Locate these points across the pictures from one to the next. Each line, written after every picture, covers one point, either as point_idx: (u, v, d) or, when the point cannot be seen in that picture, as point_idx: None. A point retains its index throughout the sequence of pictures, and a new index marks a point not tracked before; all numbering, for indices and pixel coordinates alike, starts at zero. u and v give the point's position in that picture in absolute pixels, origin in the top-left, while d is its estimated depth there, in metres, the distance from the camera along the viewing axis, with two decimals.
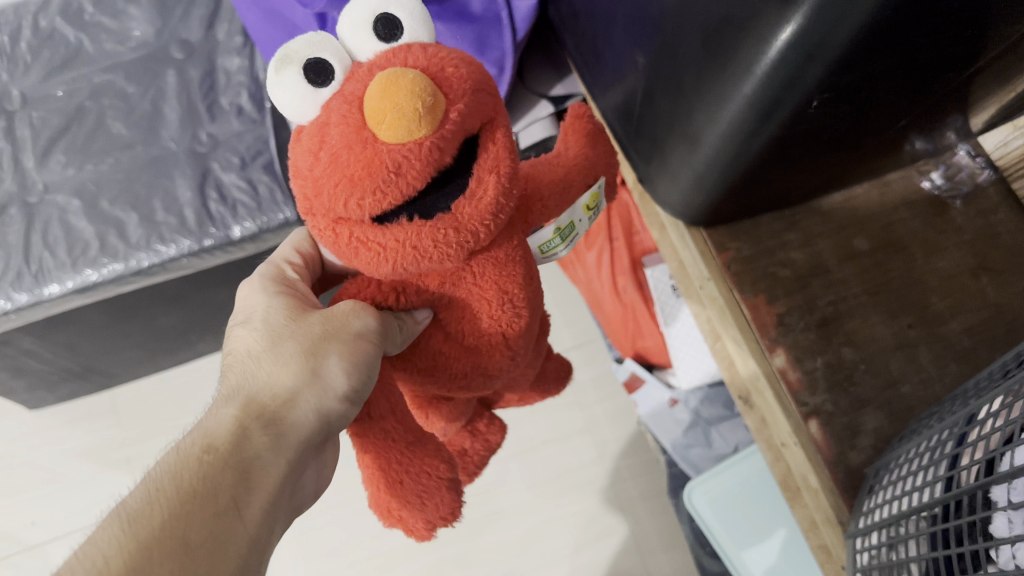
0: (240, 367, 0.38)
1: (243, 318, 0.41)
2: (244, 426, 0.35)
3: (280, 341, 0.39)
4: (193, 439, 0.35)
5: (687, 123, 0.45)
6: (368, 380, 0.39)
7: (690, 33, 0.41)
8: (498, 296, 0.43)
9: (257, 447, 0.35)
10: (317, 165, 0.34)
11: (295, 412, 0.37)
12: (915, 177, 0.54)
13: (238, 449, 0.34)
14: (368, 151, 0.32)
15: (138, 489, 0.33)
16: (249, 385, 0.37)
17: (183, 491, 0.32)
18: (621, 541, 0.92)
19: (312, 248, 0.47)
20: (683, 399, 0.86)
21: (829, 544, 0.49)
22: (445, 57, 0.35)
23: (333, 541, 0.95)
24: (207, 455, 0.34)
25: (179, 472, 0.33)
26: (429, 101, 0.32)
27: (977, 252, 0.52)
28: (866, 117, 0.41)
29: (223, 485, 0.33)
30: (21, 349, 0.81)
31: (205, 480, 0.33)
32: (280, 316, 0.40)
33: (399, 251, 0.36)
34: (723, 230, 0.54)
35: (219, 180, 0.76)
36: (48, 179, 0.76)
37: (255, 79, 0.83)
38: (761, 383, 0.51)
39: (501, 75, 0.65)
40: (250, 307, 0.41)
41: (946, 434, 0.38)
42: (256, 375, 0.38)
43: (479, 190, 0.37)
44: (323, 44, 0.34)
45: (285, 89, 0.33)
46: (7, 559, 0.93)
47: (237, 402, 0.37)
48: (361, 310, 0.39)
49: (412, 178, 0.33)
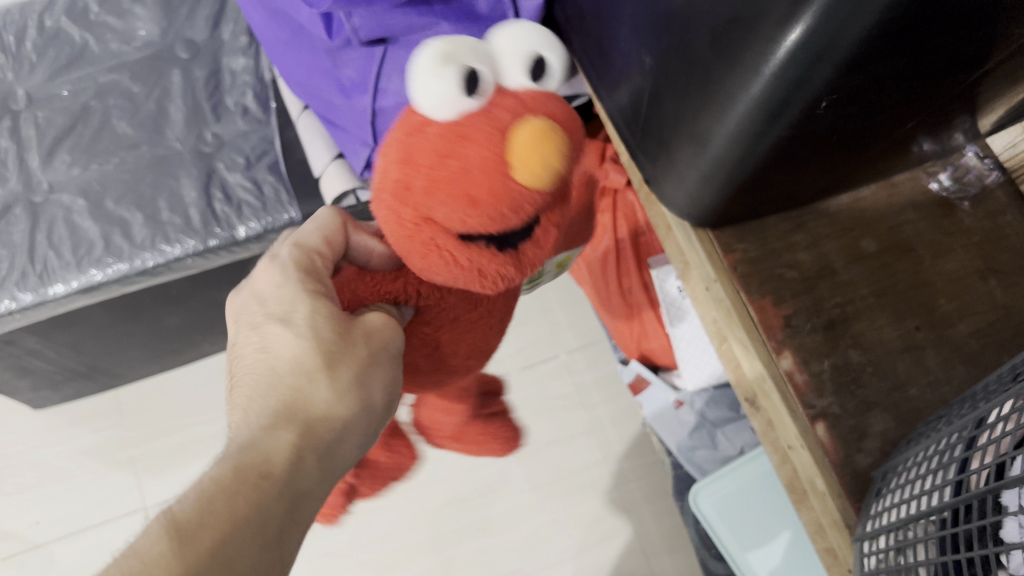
0: (288, 380, 0.36)
1: (281, 314, 0.37)
2: (299, 453, 0.35)
3: (335, 366, 0.36)
4: (245, 459, 0.33)
5: (693, 124, 0.45)
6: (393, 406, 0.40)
7: (697, 32, 0.41)
8: (489, 324, 0.48)
9: (308, 477, 0.35)
10: (439, 168, 0.35)
11: (342, 442, 0.37)
12: (923, 178, 0.54)
13: (293, 478, 0.34)
14: (500, 181, 0.35)
15: (190, 505, 0.31)
16: (298, 408, 0.36)
17: (244, 521, 0.31)
18: (625, 543, 0.93)
19: (341, 234, 0.43)
20: (688, 400, 0.86)
21: (836, 547, 0.48)
22: (573, 114, 0.39)
23: (338, 542, 0.95)
24: (264, 482, 0.33)
25: (240, 502, 0.32)
26: (562, 163, 0.36)
27: (985, 254, 0.51)
28: (874, 118, 0.41)
29: (274, 516, 0.32)
30: (26, 348, 0.81)
31: (258, 508, 0.32)
32: (328, 328, 0.37)
33: (462, 270, 0.38)
34: (730, 232, 0.54)
35: (225, 180, 0.76)
36: (53, 178, 0.76)
37: (261, 80, 0.83)
38: (768, 385, 0.51)
39: None
40: (285, 302, 0.37)
41: (956, 437, 0.38)
42: (310, 401, 0.36)
43: (543, 239, 0.41)
44: (473, 58, 0.37)
45: (436, 84, 0.35)
46: (10, 559, 0.93)
47: (292, 425, 0.35)
48: (395, 332, 0.39)
49: (518, 215, 0.36)
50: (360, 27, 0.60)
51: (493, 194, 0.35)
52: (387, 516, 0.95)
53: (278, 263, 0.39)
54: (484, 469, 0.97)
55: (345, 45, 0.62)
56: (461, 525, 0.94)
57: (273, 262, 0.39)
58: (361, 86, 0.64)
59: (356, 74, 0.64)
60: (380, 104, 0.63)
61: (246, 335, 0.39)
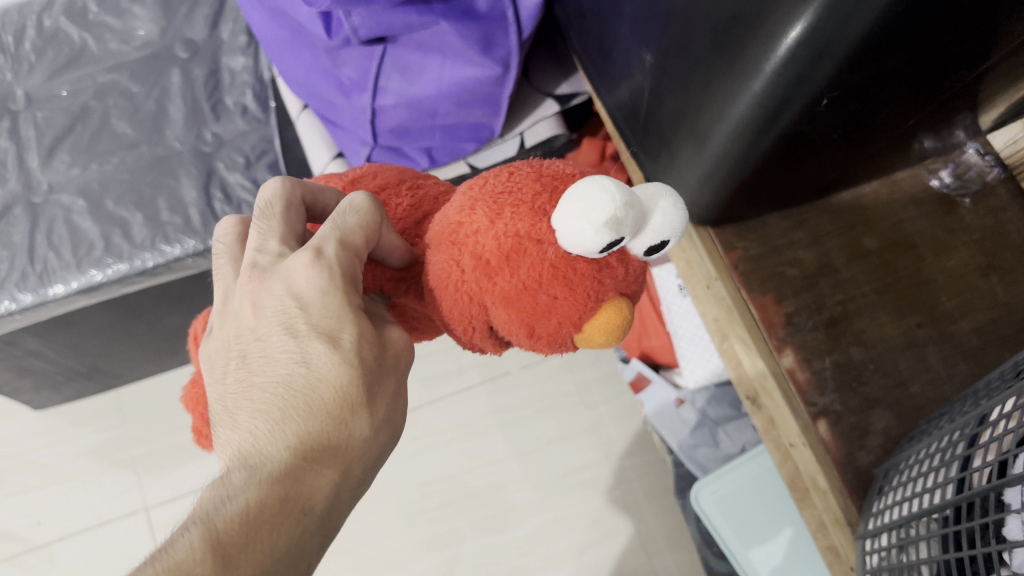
0: (326, 406, 0.34)
1: (324, 330, 0.34)
2: (337, 488, 0.34)
3: (375, 399, 0.34)
4: (284, 492, 0.33)
5: (694, 121, 0.45)
6: None
7: (698, 30, 0.41)
8: None
9: (339, 505, 0.35)
10: (521, 294, 0.31)
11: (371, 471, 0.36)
12: (923, 175, 0.54)
13: (328, 510, 0.34)
14: (554, 340, 0.32)
15: (231, 535, 0.31)
16: (332, 439, 0.34)
17: (284, 555, 0.32)
18: (627, 541, 0.92)
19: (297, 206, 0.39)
20: (689, 399, 0.85)
21: (838, 545, 0.49)
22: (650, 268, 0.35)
23: (339, 542, 0.95)
24: (305, 518, 0.33)
25: (280, 538, 0.32)
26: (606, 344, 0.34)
27: (986, 251, 0.51)
28: (875, 115, 0.41)
29: (310, 546, 0.34)
30: (26, 349, 0.81)
31: (295, 542, 0.33)
32: (368, 353, 0.34)
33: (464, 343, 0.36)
34: (731, 230, 0.54)
35: (224, 180, 0.76)
36: (53, 178, 0.76)
37: (260, 79, 0.83)
38: (770, 382, 0.51)
39: (509, 72, 0.64)
40: (326, 325, 0.34)
41: (957, 435, 0.38)
42: (351, 435, 0.34)
43: None
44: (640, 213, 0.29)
45: (583, 235, 0.28)
46: (12, 559, 0.93)
47: (331, 463, 0.34)
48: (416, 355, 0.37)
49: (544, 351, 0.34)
50: (360, 26, 0.58)
51: (537, 334, 0.32)
52: (388, 515, 0.95)
53: (325, 266, 0.34)
54: (485, 468, 0.97)
55: (344, 45, 0.61)
56: (463, 524, 0.94)
57: (294, 267, 0.35)
58: (361, 85, 0.65)
59: (356, 73, 0.64)
60: (380, 103, 0.66)
61: (272, 327, 0.35)
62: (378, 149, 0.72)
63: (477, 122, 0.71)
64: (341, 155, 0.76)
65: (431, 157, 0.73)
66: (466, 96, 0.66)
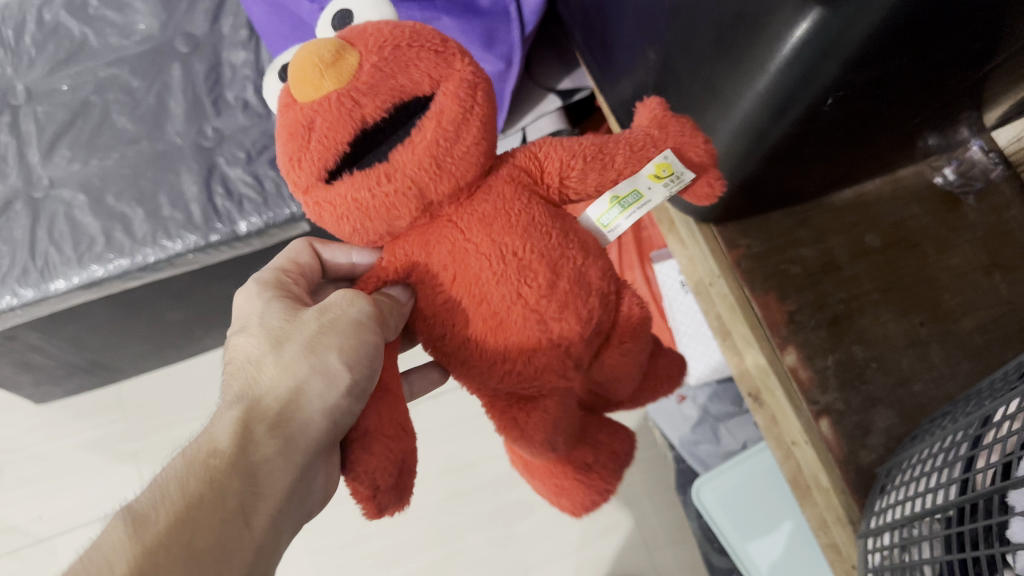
0: (239, 365, 0.38)
1: (238, 323, 0.41)
2: (249, 427, 0.35)
3: (280, 343, 0.38)
4: (200, 443, 0.34)
5: (699, 119, 0.44)
6: (372, 372, 0.38)
7: (703, 29, 0.40)
8: (504, 249, 0.39)
9: (266, 452, 0.34)
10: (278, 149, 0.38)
11: (303, 414, 0.36)
12: (927, 173, 0.53)
13: (245, 453, 0.34)
14: (293, 117, 0.35)
15: (145, 492, 0.33)
16: (252, 384, 0.37)
17: (188, 497, 0.32)
18: (627, 536, 0.92)
19: (309, 256, 0.47)
20: (690, 395, 0.86)
21: (839, 543, 0.49)
22: (376, 27, 0.36)
23: (341, 535, 0.95)
24: (213, 459, 0.33)
25: (185, 479, 0.33)
26: (330, 56, 0.34)
27: (989, 249, 0.51)
28: (880, 114, 0.41)
29: (230, 492, 0.33)
30: (27, 344, 0.81)
31: (212, 485, 0.33)
32: (276, 320, 0.39)
33: (349, 208, 0.36)
34: (734, 227, 0.53)
35: (225, 175, 0.76)
36: (54, 174, 0.76)
37: (261, 73, 0.83)
38: (773, 380, 0.51)
39: (511, 69, 0.62)
40: (245, 314, 0.41)
41: (960, 434, 0.38)
42: (258, 377, 0.37)
43: (418, 137, 0.35)
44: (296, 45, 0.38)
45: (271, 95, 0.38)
46: (13, 553, 0.93)
47: (243, 404, 0.36)
48: (358, 298, 0.39)
49: (333, 135, 0.34)
50: None
51: (288, 141, 0.35)
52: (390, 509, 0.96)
53: (244, 286, 0.43)
54: (487, 463, 0.97)
55: None
56: (464, 518, 0.94)
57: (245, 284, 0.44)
58: None
59: None
60: None
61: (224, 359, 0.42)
62: None
63: None
64: None
65: None
66: None
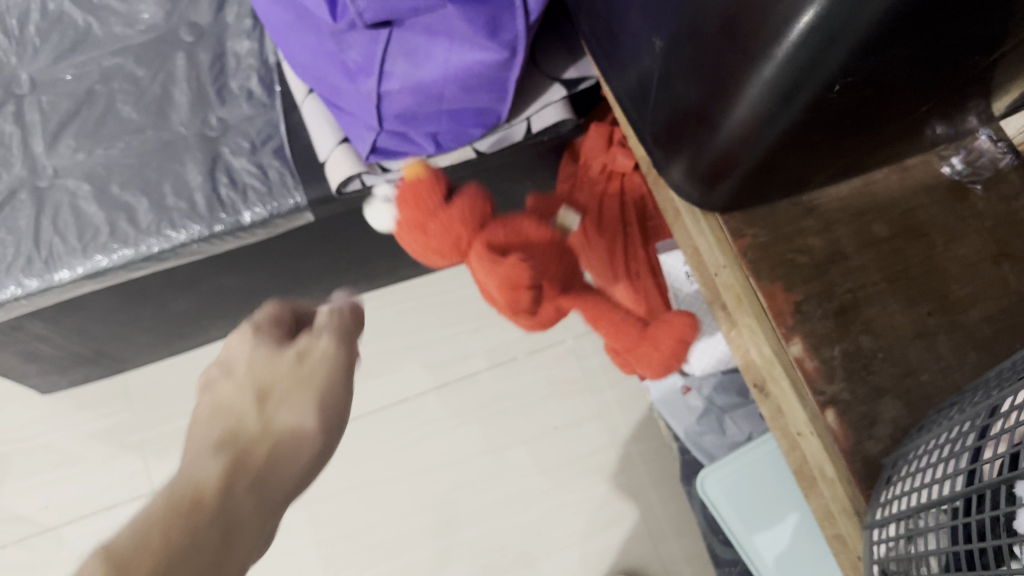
0: (219, 413, 0.38)
1: (223, 363, 0.41)
2: (228, 475, 0.34)
3: (265, 398, 0.39)
4: (180, 487, 0.32)
5: (704, 106, 0.44)
6: (334, 429, 0.40)
7: (709, 15, 0.40)
8: None
9: (241, 505, 0.33)
10: None
11: (276, 476, 0.36)
12: (935, 162, 0.53)
13: (223, 507, 0.32)
14: None
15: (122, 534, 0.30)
16: (231, 427, 0.37)
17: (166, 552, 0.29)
18: (632, 526, 0.94)
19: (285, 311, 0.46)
20: (695, 386, 0.86)
21: (845, 534, 0.49)
22: None
23: (347, 524, 0.95)
24: (193, 512, 0.31)
25: (163, 529, 0.30)
26: None
27: (998, 239, 0.51)
28: (888, 101, 0.40)
29: (208, 542, 0.31)
30: (33, 334, 0.81)
31: (189, 537, 0.30)
32: (262, 369, 0.40)
33: None
34: (740, 216, 0.53)
35: (230, 165, 0.76)
36: (58, 163, 0.76)
37: (266, 63, 0.82)
38: (777, 370, 0.51)
39: (516, 57, 0.60)
40: (229, 358, 0.42)
41: (968, 425, 0.37)
42: (241, 423, 0.37)
43: None
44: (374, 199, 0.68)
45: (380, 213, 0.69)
46: (21, 542, 0.94)
47: (223, 455, 0.35)
48: (319, 340, 0.42)
49: None
50: (366, 10, 0.56)
51: None
52: (395, 500, 0.96)
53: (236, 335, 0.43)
54: (492, 453, 0.98)
55: (350, 29, 0.59)
56: (469, 507, 0.96)
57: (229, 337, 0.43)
58: (367, 69, 0.61)
59: (362, 57, 0.60)
60: (386, 88, 0.61)
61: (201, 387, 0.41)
62: (384, 136, 0.67)
63: (483, 107, 0.67)
64: (347, 140, 0.71)
65: (437, 143, 0.69)
66: (472, 82, 0.62)
